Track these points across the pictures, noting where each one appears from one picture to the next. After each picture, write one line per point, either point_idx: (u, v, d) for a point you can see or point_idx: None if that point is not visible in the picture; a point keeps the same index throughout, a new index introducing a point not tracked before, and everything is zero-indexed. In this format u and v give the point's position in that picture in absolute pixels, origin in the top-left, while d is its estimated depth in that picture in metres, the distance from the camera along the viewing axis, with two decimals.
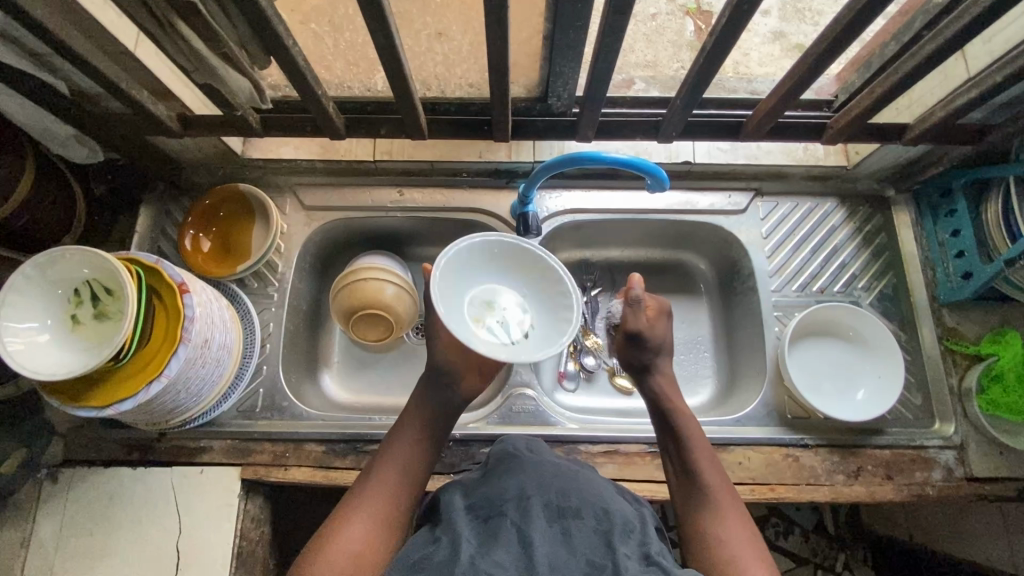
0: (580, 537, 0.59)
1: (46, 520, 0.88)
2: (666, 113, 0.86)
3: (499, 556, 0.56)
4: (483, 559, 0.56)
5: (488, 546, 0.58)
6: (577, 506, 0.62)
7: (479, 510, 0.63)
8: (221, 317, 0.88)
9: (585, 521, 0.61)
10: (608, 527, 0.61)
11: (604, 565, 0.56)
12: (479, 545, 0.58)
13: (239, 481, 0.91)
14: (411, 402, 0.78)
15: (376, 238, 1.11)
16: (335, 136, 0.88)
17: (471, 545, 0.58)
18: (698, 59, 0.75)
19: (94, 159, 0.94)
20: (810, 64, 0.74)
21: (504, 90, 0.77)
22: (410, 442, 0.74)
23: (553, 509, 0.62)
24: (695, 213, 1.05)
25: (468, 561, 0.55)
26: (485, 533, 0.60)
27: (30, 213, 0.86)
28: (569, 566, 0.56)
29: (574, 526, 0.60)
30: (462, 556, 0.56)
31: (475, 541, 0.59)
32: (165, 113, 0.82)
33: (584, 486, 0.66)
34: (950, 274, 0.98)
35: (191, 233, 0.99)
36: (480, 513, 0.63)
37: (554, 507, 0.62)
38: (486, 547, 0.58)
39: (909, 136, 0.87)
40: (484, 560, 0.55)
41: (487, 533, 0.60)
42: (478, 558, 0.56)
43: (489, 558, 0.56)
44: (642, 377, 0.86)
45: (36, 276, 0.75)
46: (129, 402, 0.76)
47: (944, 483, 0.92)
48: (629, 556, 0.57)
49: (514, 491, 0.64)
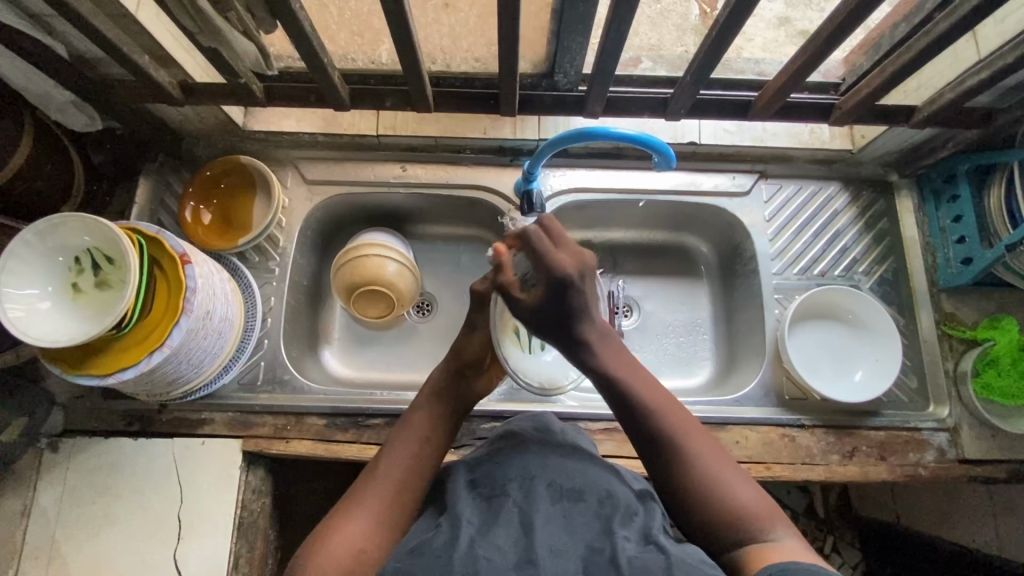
0: (582, 519, 0.60)
1: (46, 490, 0.88)
2: (675, 90, 0.85)
3: (498, 537, 0.57)
4: (483, 543, 0.56)
5: (488, 526, 0.58)
6: (581, 488, 0.63)
7: (483, 488, 0.64)
8: (223, 290, 0.87)
9: (588, 504, 0.61)
10: (610, 511, 0.61)
11: (603, 548, 0.56)
12: (479, 526, 0.58)
13: (240, 453, 0.91)
14: (424, 392, 0.77)
15: (378, 214, 1.10)
16: (340, 107, 0.86)
17: (471, 526, 0.59)
18: (708, 35, 0.74)
19: (92, 128, 0.93)
20: (821, 43, 0.73)
21: (514, 63, 0.76)
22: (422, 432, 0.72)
23: (555, 489, 0.62)
24: (699, 194, 1.05)
25: (467, 547, 0.56)
26: (487, 511, 0.61)
27: (28, 179, 0.84)
28: (569, 549, 0.56)
29: (575, 507, 0.61)
30: (461, 542, 0.56)
31: (476, 520, 0.60)
32: (167, 79, 0.81)
33: (588, 469, 0.66)
34: (950, 259, 0.99)
35: (191, 205, 0.98)
36: (483, 490, 0.64)
37: (557, 487, 0.63)
38: (486, 527, 0.58)
39: (916, 118, 0.87)
40: (483, 545, 0.56)
41: (488, 511, 0.61)
42: (477, 542, 0.56)
43: (488, 540, 0.56)
44: (575, 351, 0.73)
45: (35, 242, 0.74)
46: (132, 370, 0.75)
47: (936, 464, 0.93)
48: (628, 538, 0.58)
49: (518, 472, 0.65)
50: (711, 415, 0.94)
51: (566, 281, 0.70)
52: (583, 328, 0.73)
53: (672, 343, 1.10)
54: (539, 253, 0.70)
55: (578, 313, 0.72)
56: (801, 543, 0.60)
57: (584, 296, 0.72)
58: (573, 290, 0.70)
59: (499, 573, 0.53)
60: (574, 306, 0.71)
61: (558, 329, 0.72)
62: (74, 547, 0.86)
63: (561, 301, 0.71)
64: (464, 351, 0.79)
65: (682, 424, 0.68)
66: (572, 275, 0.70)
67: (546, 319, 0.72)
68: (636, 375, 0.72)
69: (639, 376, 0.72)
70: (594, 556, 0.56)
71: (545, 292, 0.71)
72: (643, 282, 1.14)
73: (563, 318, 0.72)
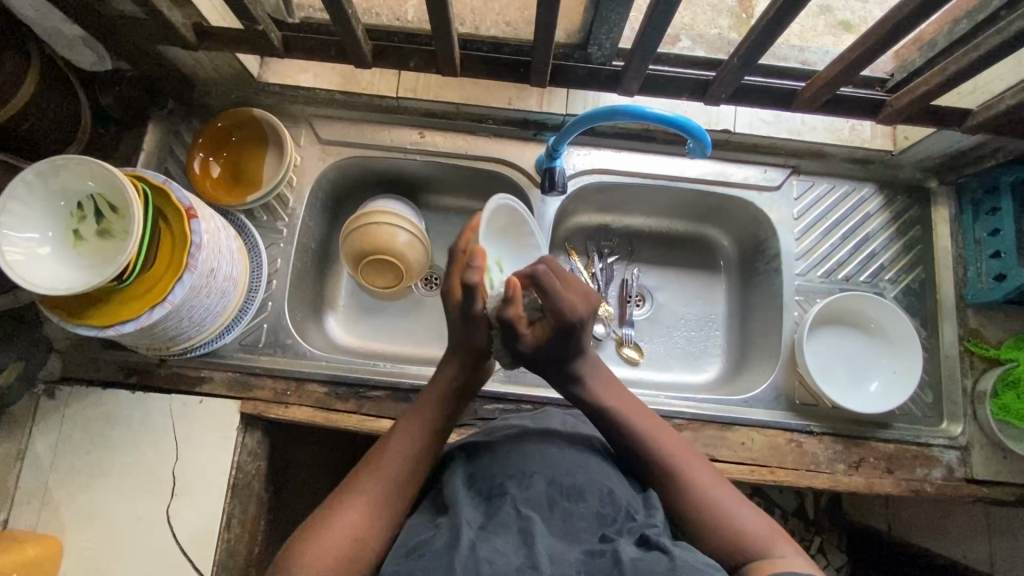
0: (582, 525, 0.58)
1: (41, 435, 0.88)
2: (719, 73, 0.80)
3: (498, 541, 0.54)
4: (483, 546, 0.53)
5: (489, 529, 0.56)
6: (582, 487, 0.61)
7: (482, 487, 0.62)
8: (229, 248, 0.84)
9: (588, 505, 0.60)
10: (610, 515, 0.59)
11: (604, 551, 0.54)
12: (479, 529, 0.56)
13: (238, 415, 0.90)
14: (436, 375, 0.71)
15: (391, 181, 1.07)
16: (361, 64, 0.81)
17: (471, 528, 0.56)
18: (761, 20, 0.69)
19: (100, 67, 0.89)
20: (885, 32, 0.68)
21: (550, 30, 0.71)
22: (430, 419, 0.68)
23: (555, 488, 0.60)
24: (728, 185, 1.00)
25: (468, 548, 0.52)
26: (487, 513, 0.58)
27: (31, 117, 0.81)
28: (569, 553, 0.54)
29: (576, 509, 0.59)
30: (461, 544, 0.53)
31: (475, 522, 0.57)
32: (181, 21, 0.76)
33: (589, 466, 0.65)
34: (981, 275, 0.96)
35: (200, 156, 0.95)
36: (483, 491, 0.62)
37: (558, 486, 0.61)
38: (486, 530, 0.56)
39: (969, 124, 0.82)
40: (485, 546, 0.53)
41: (488, 512, 0.59)
42: (478, 544, 0.53)
43: (489, 543, 0.53)
44: (564, 385, 0.73)
45: (38, 183, 0.71)
46: (131, 324, 0.73)
47: (943, 482, 0.92)
48: (628, 542, 0.55)
49: (517, 469, 0.63)
50: (720, 414, 0.92)
51: (576, 330, 0.67)
52: (578, 365, 0.72)
53: (683, 337, 1.07)
54: (546, 295, 0.65)
55: (571, 355, 0.70)
56: (806, 560, 0.58)
57: (583, 338, 0.70)
58: (575, 333, 0.68)
59: None
60: (567, 351, 0.69)
61: (557, 370, 0.71)
62: (67, 494, 0.86)
63: (561, 347, 0.68)
64: (474, 345, 0.70)
65: (674, 449, 0.68)
66: (578, 323, 0.67)
67: (540, 356, 0.69)
68: (631, 406, 0.72)
69: (635, 406, 0.72)
70: (595, 559, 0.53)
71: (552, 336, 0.67)
72: (659, 272, 1.11)
73: (560, 359, 0.70)
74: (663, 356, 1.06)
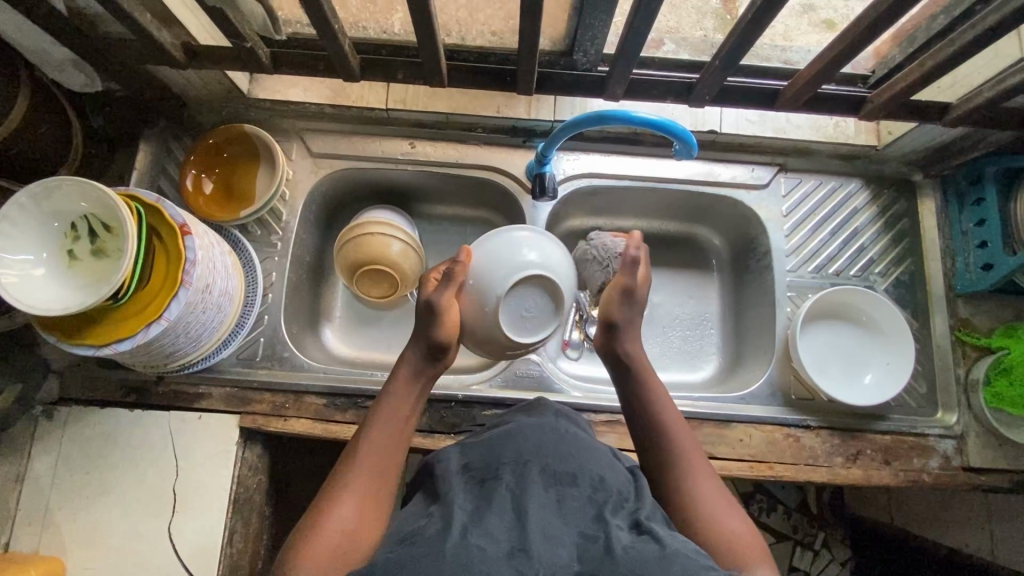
0: (575, 504, 0.58)
1: (41, 456, 0.87)
2: (701, 76, 0.81)
3: (491, 525, 0.54)
4: (475, 530, 0.53)
5: (481, 514, 0.55)
6: (574, 473, 0.61)
7: (475, 473, 0.63)
8: (223, 264, 0.85)
9: (580, 489, 0.60)
10: (602, 498, 0.59)
11: (596, 535, 0.54)
12: (472, 514, 0.55)
13: (237, 429, 0.90)
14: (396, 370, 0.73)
15: (384, 191, 1.08)
16: (349, 78, 0.82)
17: (463, 514, 0.55)
18: (743, 19, 0.70)
19: (90, 88, 0.89)
20: (859, 33, 0.70)
21: (534, 38, 0.72)
22: (401, 412, 0.69)
23: (548, 474, 0.60)
24: (716, 185, 1.01)
25: (460, 534, 0.52)
26: (479, 496, 0.58)
27: (24, 139, 0.82)
28: (562, 534, 0.54)
29: (568, 492, 0.59)
30: (455, 530, 0.53)
31: (468, 507, 0.57)
32: (170, 41, 0.77)
33: (581, 452, 0.65)
34: (970, 265, 0.97)
35: (193, 173, 0.95)
36: (476, 476, 0.62)
37: (550, 471, 0.61)
38: (479, 514, 0.55)
39: (949, 117, 0.83)
40: (476, 532, 0.52)
41: (481, 497, 0.58)
42: (470, 530, 0.53)
43: (481, 528, 0.53)
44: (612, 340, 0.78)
45: (30, 205, 0.72)
46: (128, 342, 0.73)
47: (940, 471, 0.92)
48: (620, 527, 0.55)
49: (511, 455, 0.63)
50: (717, 412, 0.93)
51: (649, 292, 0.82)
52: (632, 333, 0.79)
53: (678, 337, 1.08)
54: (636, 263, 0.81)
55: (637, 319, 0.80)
56: None
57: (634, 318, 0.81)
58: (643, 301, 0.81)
59: (493, 562, 0.49)
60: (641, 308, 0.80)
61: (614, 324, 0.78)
62: (66, 515, 0.85)
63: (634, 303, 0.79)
64: (434, 338, 0.72)
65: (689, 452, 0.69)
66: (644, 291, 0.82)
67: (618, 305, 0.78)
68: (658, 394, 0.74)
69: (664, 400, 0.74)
70: (588, 543, 0.53)
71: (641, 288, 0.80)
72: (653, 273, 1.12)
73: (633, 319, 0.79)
74: (659, 357, 1.06)
